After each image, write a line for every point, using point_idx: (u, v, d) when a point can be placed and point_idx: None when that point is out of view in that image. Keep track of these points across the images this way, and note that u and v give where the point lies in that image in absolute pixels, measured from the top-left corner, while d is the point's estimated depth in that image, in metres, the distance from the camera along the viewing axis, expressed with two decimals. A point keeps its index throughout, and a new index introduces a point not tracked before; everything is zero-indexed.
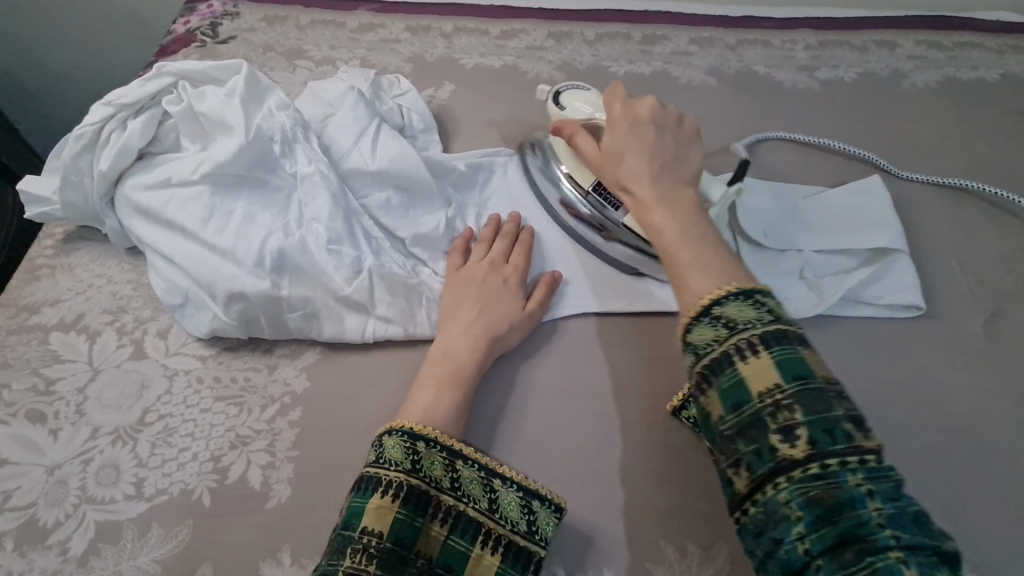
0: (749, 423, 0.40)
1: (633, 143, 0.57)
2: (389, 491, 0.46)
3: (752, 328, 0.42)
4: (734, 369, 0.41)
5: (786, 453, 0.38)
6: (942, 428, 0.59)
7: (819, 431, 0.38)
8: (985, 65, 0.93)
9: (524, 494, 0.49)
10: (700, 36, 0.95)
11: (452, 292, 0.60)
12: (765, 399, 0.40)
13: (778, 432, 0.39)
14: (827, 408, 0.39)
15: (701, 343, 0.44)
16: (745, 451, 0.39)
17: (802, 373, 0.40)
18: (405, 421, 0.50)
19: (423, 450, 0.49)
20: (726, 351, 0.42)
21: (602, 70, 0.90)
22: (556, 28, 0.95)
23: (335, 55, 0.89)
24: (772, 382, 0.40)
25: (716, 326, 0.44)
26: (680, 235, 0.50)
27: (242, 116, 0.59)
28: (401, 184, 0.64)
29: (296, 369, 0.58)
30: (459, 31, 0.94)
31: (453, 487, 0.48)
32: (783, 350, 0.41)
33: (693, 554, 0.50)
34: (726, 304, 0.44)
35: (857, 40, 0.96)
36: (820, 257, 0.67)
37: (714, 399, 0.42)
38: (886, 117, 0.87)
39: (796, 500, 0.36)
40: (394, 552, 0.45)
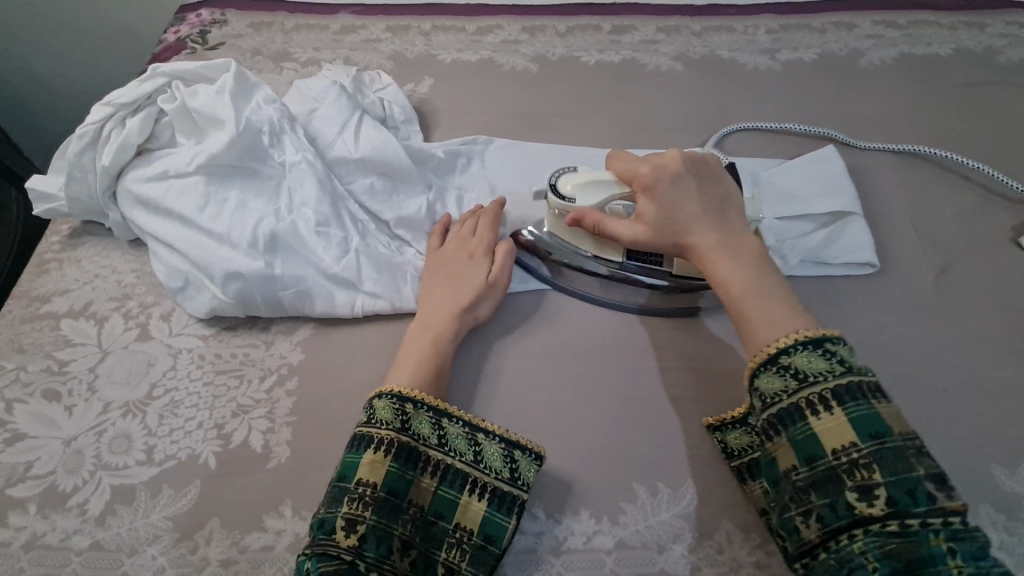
0: (825, 478, 0.46)
1: (675, 198, 0.60)
2: (381, 448, 0.51)
3: (823, 380, 0.47)
4: (807, 425, 0.47)
5: (864, 509, 0.43)
6: (895, 374, 0.63)
7: (899, 493, 0.43)
8: (939, 41, 0.98)
9: (505, 445, 0.53)
10: (667, 25, 1.00)
11: (430, 270, 0.64)
12: (841, 456, 0.45)
13: (855, 490, 0.44)
14: (907, 469, 0.44)
15: (769, 393, 0.49)
16: (820, 503, 0.45)
17: (881, 431, 0.45)
18: (393, 385, 0.54)
19: (411, 411, 0.53)
20: (799, 405, 0.48)
21: (574, 60, 0.95)
22: (529, 23, 1.00)
23: (319, 56, 0.94)
24: (849, 440, 0.45)
25: (785, 377, 0.48)
26: (747, 291, 0.54)
27: (232, 110, 0.63)
28: (383, 170, 0.69)
29: (292, 344, 0.62)
30: (437, 29, 0.99)
31: (439, 443, 0.53)
32: (858, 406, 0.46)
33: (663, 493, 0.54)
34: (795, 353, 0.49)
35: (816, 22, 1.01)
36: (781, 224, 0.72)
37: (786, 447, 0.48)
38: (844, 94, 0.91)
39: (872, 551, 0.42)
40: (387, 500, 0.49)
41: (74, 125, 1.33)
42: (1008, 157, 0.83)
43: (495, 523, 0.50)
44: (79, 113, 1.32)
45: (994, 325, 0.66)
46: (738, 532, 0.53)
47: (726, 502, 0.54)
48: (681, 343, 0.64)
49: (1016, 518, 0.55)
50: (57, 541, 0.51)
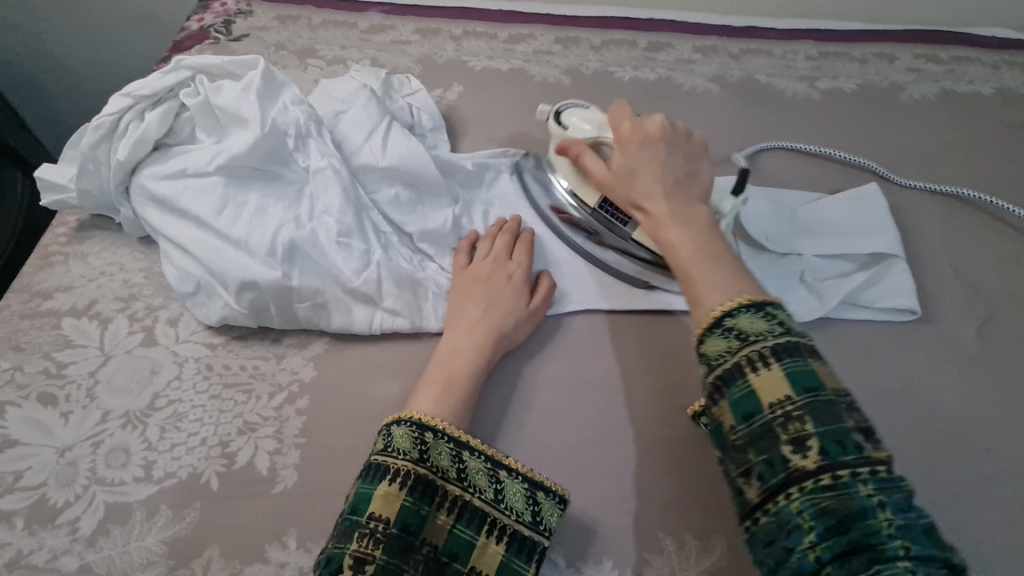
0: (760, 434, 0.41)
1: (645, 160, 0.58)
2: (396, 479, 0.47)
3: (763, 339, 0.44)
4: (746, 381, 0.43)
5: (797, 463, 0.39)
6: (935, 430, 0.60)
7: (830, 443, 0.39)
8: (981, 79, 0.95)
9: (528, 485, 0.50)
10: (704, 45, 0.98)
11: (458, 291, 0.61)
12: (777, 411, 0.41)
13: (790, 443, 0.40)
14: (838, 421, 0.40)
15: (714, 354, 0.45)
16: (758, 461, 0.40)
17: (813, 385, 0.41)
18: (413, 411, 0.51)
19: (430, 441, 0.50)
20: (738, 362, 0.43)
21: (608, 76, 0.92)
22: (563, 34, 0.97)
23: (346, 55, 0.91)
24: (784, 393, 0.41)
25: (727, 336, 0.45)
26: (697, 253, 0.51)
27: (258, 110, 0.60)
28: (409, 180, 0.66)
29: (304, 359, 0.59)
30: (467, 34, 0.96)
31: (459, 477, 0.49)
32: (794, 361, 0.43)
33: (691, 546, 0.51)
34: (736, 316, 0.45)
35: (856, 52, 0.98)
36: (819, 262, 0.69)
37: (725, 408, 0.43)
38: (885, 127, 0.89)
39: (809, 510, 0.37)
40: (400, 538, 0.46)
41: (87, 108, 1.30)
42: None
43: (513, 570, 0.47)
44: (93, 95, 1.29)
45: None
46: None
47: None
48: None
49: None
50: (45, 561, 0.48)
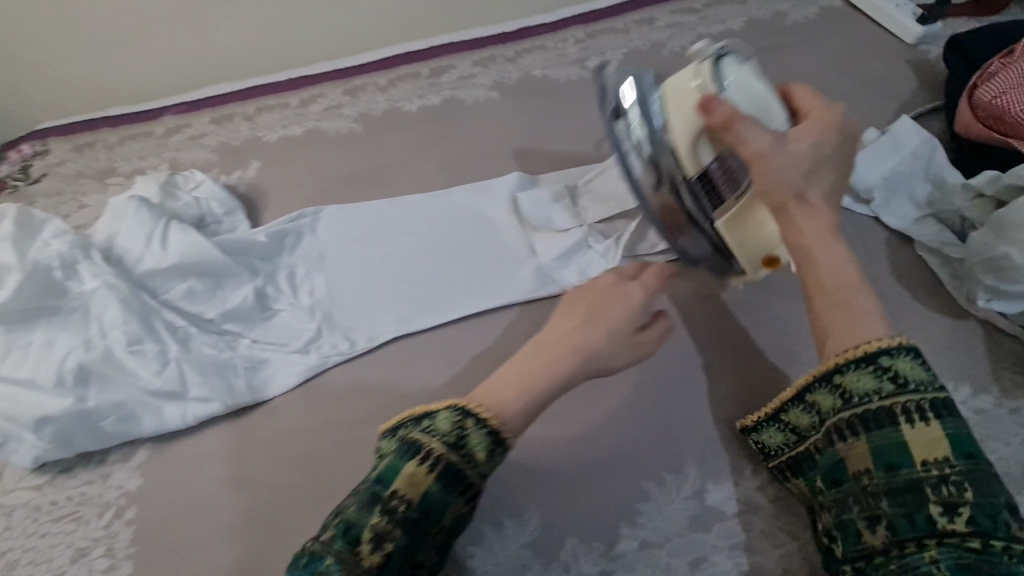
0: (905, 488, 0.46)
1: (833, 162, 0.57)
2: (429, 461, 0.48)
3: (923, 390, 0.49)
4: (899, 432, 0.48)
5: (946, 525, 0.44)
6: (711, 358, 0.69)
7: (982, 515, 0.44)
8: (731, 17, 1.04)
9: (491, 469, 0.50)
10: (482, 57, 1.04)
11: (559, 312, 0.61)
12: (931, 471, 0.46)
13: (940, 505, 0.45)
14: (992, 494, 0.45)
15: (861, 391, 0.50)
16: (892, 513, 0.46)
17: (969, 450, 0.46)
18: (466, 401, 0.52)
19: (428, 445, 0.49)
20: (890, 410, 0.49)
21: (397, 111, 0.97)
22: (350, 85, 1.02)
23: (144, 164, 0.94)
24: (942, 454, 0.46)
25: (880, 378, 0.50)
26: (850, 287, 0.54)
27: (14, 254, 0.63)
28: (201, 271, 0.69)
29: (128, 471, 0.61)
30: (260, 110, 1.00)
31: (466, 461, 0.49)
32: (954, 422, 0.48)
33: (509, 527, 0.57)
34: (897, 359, 0.50)
35: (619, 24, 1.06)
36: (598, 228, 0.75)
37: (868, 451, 0.49)
38: (652, 85, 0.96)
39: (947, 562, 0.43)
40: (417, 524, 0.47)
41: None
42: None
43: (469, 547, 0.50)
44: None
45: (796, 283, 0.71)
46: (583, 546, 0.57)
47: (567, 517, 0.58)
48: None
49: None
50: None
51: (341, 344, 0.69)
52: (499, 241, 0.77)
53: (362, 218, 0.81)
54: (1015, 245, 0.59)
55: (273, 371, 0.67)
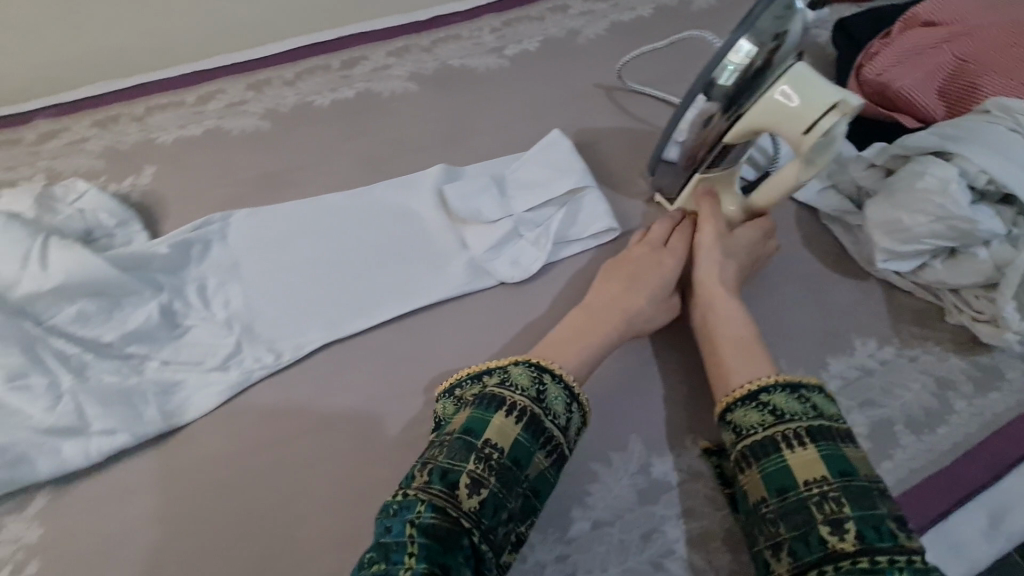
0: (794, 509, 0.46)
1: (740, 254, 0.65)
2: (512, 411, 0.49)
3: (800, 419, 0.49)
4: (782, 455, 0.48)
5: (836, 545, 0.43)
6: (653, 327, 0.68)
7: (867, 529, 0.43)
8: (640, 4, 1.07)
9: (580, 416, 0.53)
10: (396, 48, 1.00)
11: (609, 267, 0.67)
12: (813, 488, 0.46)
13: (826, 525, 0.44)
14: (873, 507, 0.44)
15: (747, 424, 0.51)
16: (788, 536, 0.45)
17: (847, 470, 0.46)
18: (535, 357, 0.54)
19: (548, 384, 0.52)
20: (774, 438, 0.49)
21: (308, 105, 0.91)
22: (254, 79, 0.95)
23: (16, 176, 0.83)
24: (820, 473, 0.46)
25: (761, 410, 0.51)
26: (742, 346, 0.57)
27: None
28: (92, 291, 0.62)
29: (25, 521, 0.55)
30: (152, 109, 0.91)
31: (539, 399, 0.51)
32: (829, 445, 0.47)
33: None
34: (773, 393, 0.52)
35: (534, 12, 1.06)
36: (529, 216, 0.74)
37: (757, 476, 0.49)
38: (570, 70, 0.96)
39: None
40: (511, 470, 0.47)
41: None
42: None
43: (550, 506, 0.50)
44: None
45: None
46: (537, 533, 0.54)
47: None
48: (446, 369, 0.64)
49: None
50: None
51: (265, 356, 0.64)
52: (427, 238, 0.75)
53: (276, 221, 0.75)
54: (907, 211, 0.62)
55: (188, 395, 0.61)
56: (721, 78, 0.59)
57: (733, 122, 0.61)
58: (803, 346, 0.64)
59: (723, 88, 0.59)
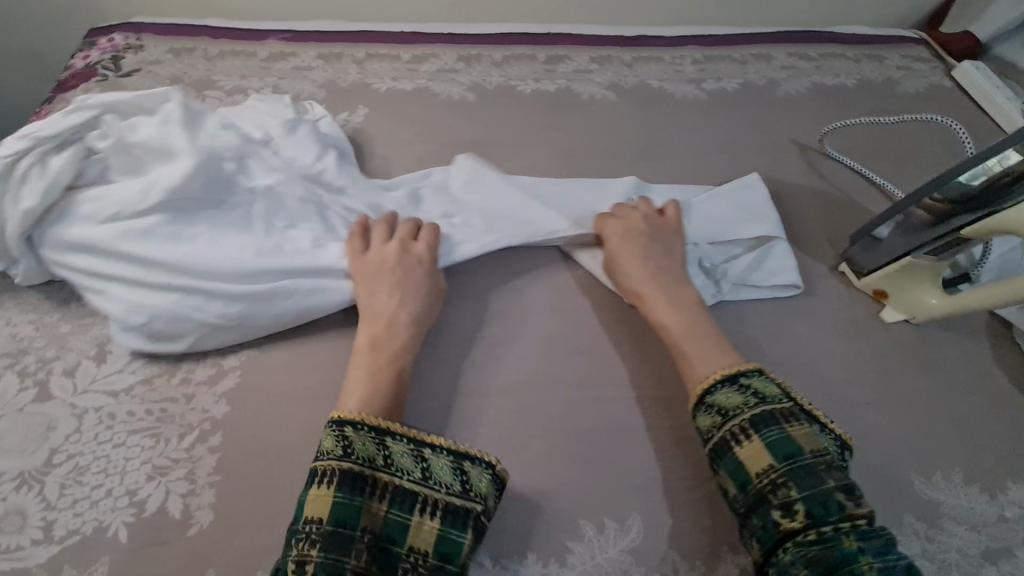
0: (756, 501, 0.48)
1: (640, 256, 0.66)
2: (324, 479, 0.47)
3: (741, 414, 0.52)
4: (734, 453, 0.51)
5: (787, 525, 0.46)
6: (834, 393, 0.65)
7: (814, 505, 0.46)
8: (846, 72, 1.05)
9: (455, 457, 0.50)
10: (598, 55, 1.03)
11: (361, 280, 0.61)
12: (763, 479, 0.49)
13: (779, 508, 0.47)
14: (817, 483, 0.47)
15: (704, 428, 0.53)
16: (756, 525, 0.48)
17: (791, 452, 0.49)
18: (338, 411, 0.51)
19: (350, 434, 0.49)
20: (726, 437, 0.52)
21: (510, 89, 0.95)
22: (464, 52, 1.00)
23: (245, 84, 0.90)
24: (767, 463, 0.49)
25: (711, 413, 0.53)
26: (676, 339, 0.60)
27: (186, 141, 0.61)
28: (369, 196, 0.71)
29: (215, 396, 0.58)
30: (370, 57, 0.97)
31: (344, 453, 0.48)
32: (771, 430, 0.50)
33: (610, 529, 0.54)
34: (716, 391, 0.54)
35: (736, 54, 1.06)
36: (714, 249, 0.73)
37: (724, 477, 0.51)
38: (766, 120, 0.96)
39: (798, 560, 0.44)
40: (337, 533, 0.45)
41: None
42: (918, 177, 0.88)
43: (452, 541, 0.47)
44: None
45: (908, 341, 0.70)
46: (683, 563, 0.53)
47: (671, 535, 0.54)
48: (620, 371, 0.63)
49: (936, 524, 0.57)
50: None
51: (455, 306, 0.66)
52: None
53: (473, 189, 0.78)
54: None
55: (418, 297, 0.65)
56: (970, 175, 0.60)
57: (976, 218, 0.60)
58: (984, 461, 0.61)
59: (963, 187, 0.61)
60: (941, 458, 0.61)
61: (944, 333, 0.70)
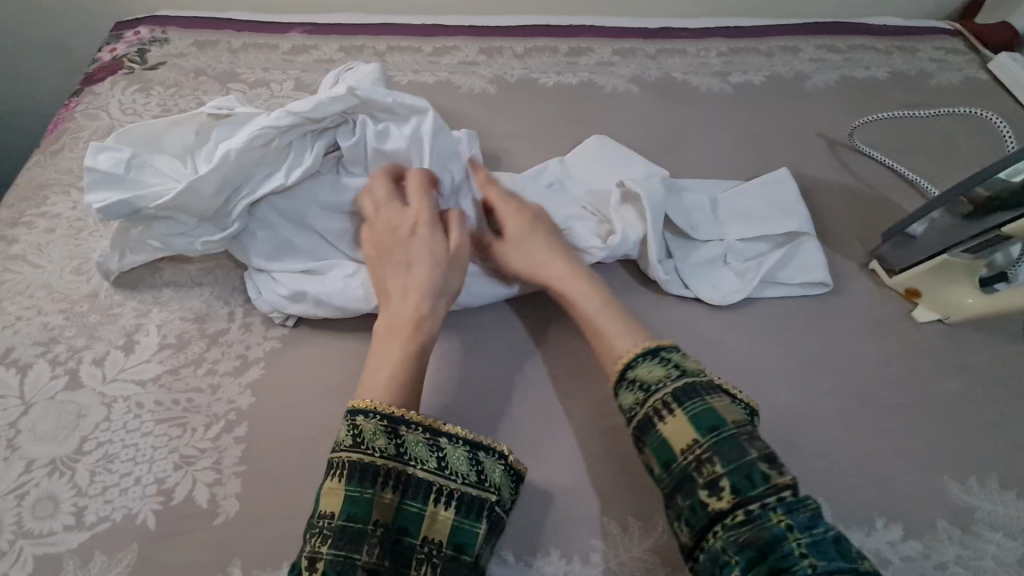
0: (680, 481, 0.46)
1: (530, 245, 0.62)
2: (335, 469, 0.46)
3: (662, 387, 0.49)
4: (658, 431, 0.48)
5: (714, 505, 0.44)
6: (863, 393, 0.63)
7: (738, 480, 0.44)
8: (876, 64, 1.02)
9: (469, 447, 0.49)
10: (622, 47, 1.01)
11: (374, 267, 0.59)
12: (687, 457, 0.46)
13: (705, 487, 0.44)
14: (742, 455, 0.45)
15: (627, 407, 0.50)
16: (684, 506, 0.45)
17: (717, 424, 0.46)
18: (357, 400, 0.49)
19: (361, 424, 0.48)
20: (649, 414, 0.49)
21: (532, 82, 0.94)
22: (486, 45, 0.99)
23: (268, 77, 0.90)
24: (692, 438, 0.46)
25: (634, 390, 0.51)
26: (600, 321, 0.57)
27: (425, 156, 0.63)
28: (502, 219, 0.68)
29: (240, 387, 0.58)
30: (392, 49, 0.97)
31: (356, 443, 0.47)
32: (695, 403, 0.48)
33: (634, 527, 0.53)
34: (638, 366, 0.52)
35: (763, 46, 1.04)
36: (741, 245, 0.72)
37: (650, 456, 0.48)
38: (794, 114, 0.94)
39: (731, 546, 0.42)
40: (349, 527, 0.44)
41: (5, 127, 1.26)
42: (953, 173, 0.86)
43: (465, 530, 0.47)
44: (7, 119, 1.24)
45: (942, 342, 0.68)
46: None
47: None
48: None
49: (971, 530, 0.55)
50: None
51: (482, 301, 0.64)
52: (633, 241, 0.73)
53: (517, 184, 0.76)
54: None
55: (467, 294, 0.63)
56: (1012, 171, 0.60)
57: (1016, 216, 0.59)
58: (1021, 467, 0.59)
59: (1003, 183, 0.61)
60: (975, 462, 0.59)
61: (979, 334, 0.68)
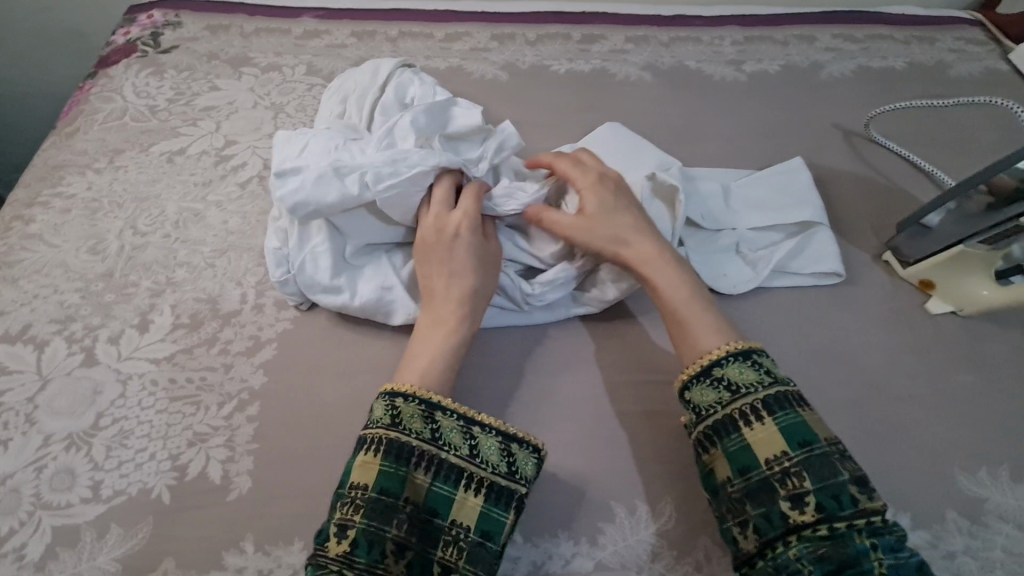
0: (757, 487, 0.47)
1: (616, 223, 0.60)
2: (373, 447, 0.47)
3: (754, 392, 0.50)
4: (741, 436, 0.49)
5: (797, 518, 0.45)
6: (874, 383, 0.63)
7: (826, 498, 0.45)
8: (894, 54, 1.01)
9: (502, 438, 0.49)
10: (635, 35, 1.00)
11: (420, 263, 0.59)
12: (774, 465, 0.47)
13: (788, 499, 0.46)
14: (833, 474, 0.46)
15: (705, 405, 0.51)
16: (755, 513, 0.46)
17: (808, 438, 0.47)
18: (389, 384, 0.51)
19: (400, 405, 0.49)
20: (733, 416, 0.49)
21: (544, 69, 0.93)
22: (498, 31, 0.99)
23: (281, 61, 0.90)
24: (780, 449, 0.47)
25: (718, 389, 0.51)
26: (691, 306, 0.56)
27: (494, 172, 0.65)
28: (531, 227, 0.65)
29: (252, 367, 0.59)
30: (404, 35, 0.96)
31: (393, 424, 0.48)
32: (787, 415, 0.48)
33: (641, 512, 0.54)
34: (727, 365, 0.51)
35: (778, 35, 1.02)
36: (753, 234, 0.72)
37: (723, 457, 0.49)
38: (808, 103, 0.92)
39: (806, 557, 0.43)
40: (380, 501, 0.45)
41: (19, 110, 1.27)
42: (970, 165, 0.84)
43: (493, 519, 0.47)
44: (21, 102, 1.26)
45: (955, 335, 0.67)
46: (716, 549, 0.52)
47: (703, 521, 0.54)
48: (654, 355, 0.63)
49: (980, 522, 0.55)
50: None
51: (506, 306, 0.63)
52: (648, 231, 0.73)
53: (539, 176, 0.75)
54: None
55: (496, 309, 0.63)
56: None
57: None
58: None
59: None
60: (986, 454, 0.59)
61: (994, 327, 0.67)
